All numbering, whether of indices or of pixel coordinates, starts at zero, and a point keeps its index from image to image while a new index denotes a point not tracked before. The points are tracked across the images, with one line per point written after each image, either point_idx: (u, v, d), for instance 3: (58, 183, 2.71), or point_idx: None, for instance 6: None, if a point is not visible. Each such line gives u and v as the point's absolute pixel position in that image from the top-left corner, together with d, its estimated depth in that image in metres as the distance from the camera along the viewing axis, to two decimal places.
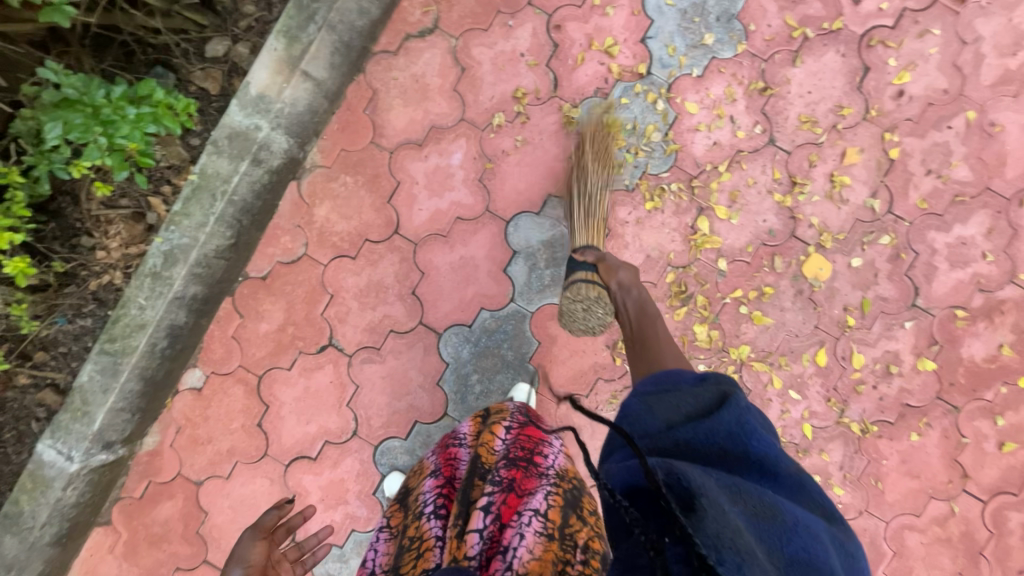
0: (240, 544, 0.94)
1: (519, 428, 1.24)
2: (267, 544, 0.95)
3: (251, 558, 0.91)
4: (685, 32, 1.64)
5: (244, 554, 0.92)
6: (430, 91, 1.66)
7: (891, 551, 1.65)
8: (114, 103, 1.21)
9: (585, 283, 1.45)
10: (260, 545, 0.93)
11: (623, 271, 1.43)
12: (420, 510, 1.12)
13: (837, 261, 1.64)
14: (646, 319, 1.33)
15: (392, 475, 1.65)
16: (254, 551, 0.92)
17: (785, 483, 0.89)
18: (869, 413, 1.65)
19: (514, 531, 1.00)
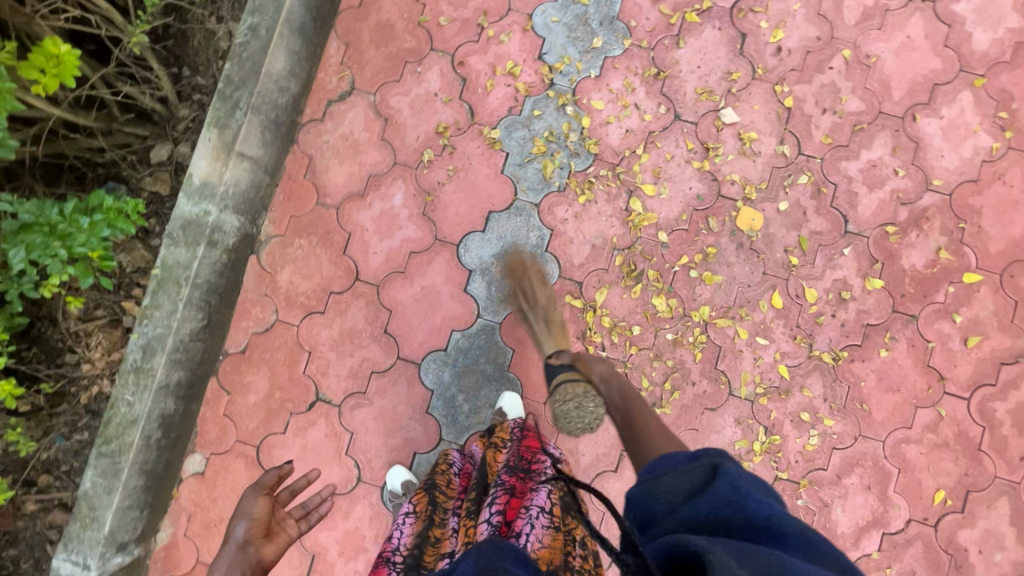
0: (245, 499, 1.11)
1: (519, 440, 1.35)
2: (268, 500, 1.11)
3: (254, 510, 1.08)
4: (575, 41, 1.81)
5: (249, 509, 1.08)
6: (361, 145, 1.80)
7: (895, 468, 1.69)
8: (68, 218, 1.31)
9: (568, 382, 1.47)
10: (263, 501, 1.09)
11: (615, 379, 1.44)
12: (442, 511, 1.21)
13: (765, 210, 1.75)
14: (632, 402, 1.37)
15: (395, 469, 1.68)
16: (256, 506, 1.08)
17: (798, 547, 0.81)
18: (835, 341, 1.73)
19: (523, 522, 1.09)
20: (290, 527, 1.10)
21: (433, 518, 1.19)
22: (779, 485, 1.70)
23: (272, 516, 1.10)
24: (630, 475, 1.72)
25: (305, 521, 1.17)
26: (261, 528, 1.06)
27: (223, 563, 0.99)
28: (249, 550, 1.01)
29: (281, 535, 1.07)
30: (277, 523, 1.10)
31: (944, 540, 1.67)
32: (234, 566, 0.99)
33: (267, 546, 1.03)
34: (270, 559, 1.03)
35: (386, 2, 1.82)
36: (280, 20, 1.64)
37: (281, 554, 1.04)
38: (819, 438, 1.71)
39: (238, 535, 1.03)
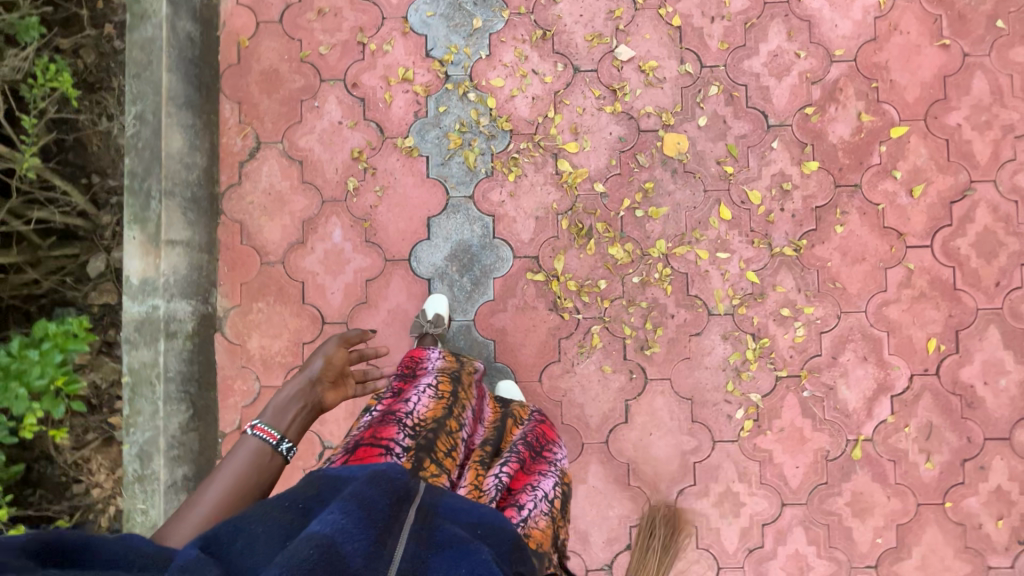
0: (328, 342, 1.36)
1: (537, 422, 1.37)
2: (344, 352, 1.36)
3: (332, 356, 1.33)
4: (456, 29, 1.80)
5: (327, 352, 1.34)
6: (285, 194, 1.79)
7: (884, 332, 1.73)
8: (18, 354, 1.31)
9: None
10: (339, 351, 1.34)
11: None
12: (460, 421, 1.23)
13: (688, 131, 1.77)
14: None
15: (439, 294, 1.74)
16: (335, 351, 1.34)
17: None
18: (792, 232, 1.75)
19: (527, 498, 1.14)
20: (350, 385, 1.35)
21: (451, 417, 1.21)
22: (782, 384, 1.74)
23: (343, 368, 1.35)
24: (641, 421, 1.74)
25: (361, 386, 1.38)
26: (331, 375, 1.31)
27: (294, 387, 1.23)
28: (317, 389, 1.27)
29: (343, 386, 1.33)
30: (343, 377, 1.35)
31: (949, 383, 1.72)
32: (300, 395, 1.23)
33: (331, 389, 1.30)
34: (329, 400, 1.30)
35: (263, 48, 1.80)
36: (163, 100, 1.63)
37: (336, 404, 1.31)
38: (806, 328, 1.74)
39: (314, 372, 1.29)
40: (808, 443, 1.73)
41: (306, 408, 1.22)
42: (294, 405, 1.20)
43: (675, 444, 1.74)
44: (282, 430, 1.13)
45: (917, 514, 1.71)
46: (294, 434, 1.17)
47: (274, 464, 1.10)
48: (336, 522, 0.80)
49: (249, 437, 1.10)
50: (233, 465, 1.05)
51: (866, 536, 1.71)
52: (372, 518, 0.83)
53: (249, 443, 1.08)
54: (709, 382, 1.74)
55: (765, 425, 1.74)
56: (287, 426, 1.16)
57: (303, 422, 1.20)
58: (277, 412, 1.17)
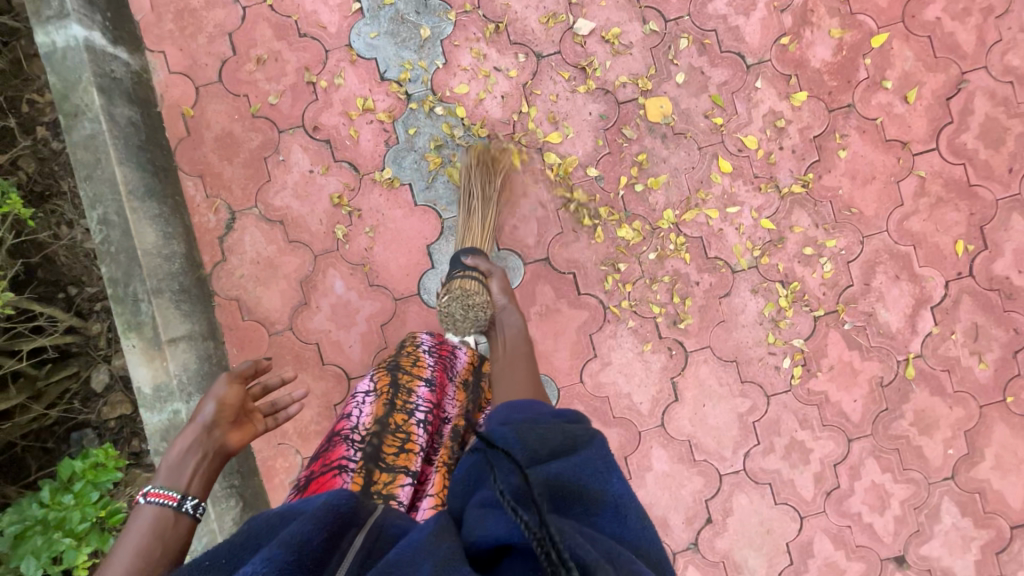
0: (216, 380, 1.08)
1: None
2: (240, 386, 1.08)
3: (226, 395, 1.05)
4: (405, 44, 1.70)
5: (218, 391, 1.05)
6: (275, 258, 1.70)
7: (910, 246, 1.70)
8: (52, 503, 1.24)
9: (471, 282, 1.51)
10: (233, 387, 1.07)
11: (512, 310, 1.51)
12: (408, 410, 1.15)
13: (668, 91, 1.70)
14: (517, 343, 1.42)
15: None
16: (227, 390, 1.06)
17: None
18: (797, 168, 1.70)
19: None
20: (256, 421, 1.10)
21: (396, 412, 1.14)
22: (821, 323, 1.71)
23: (243, 404, 1.08)
24: (692, 395, 1.71)
25: (272, 419, 1.14)
26: (230, 415, 1.05)
27: (187, 438, 0.98)
28: (214, 436, 1.00)
29: (248, 427, 1.07)
30: (246, 414, 1.08)
31: (985, 281, 1.70)
32: (197, 445, 0.98)
33: (232, 433, 1.03)
34: (233, 445, 1.04)
35: (210, 113, 1.70)
36: (123, 196, 1.51)
37: (242, 448, 1.05)
38: (832, 262, 1.70)
39: (207, 419, 1.01)
40: (860, 374, 1.71)
41: (208, 460, 0.98)
42: (190, 459, 0.96)
43: (731, 409, 1.71)
44: (182, 488, 0.92)
45: (981, 416, 1.72)
46: (199, 489, 0.95)
47: (182, 528, 0.90)
48: (256, 574, 0.64)
49: (143, 507, 0.89)
50: (126, 544, 0.85)
51: (937, 450, 1.72)
52: (302, 560, 0.67)
53: (143, 513, 0.88)
54: (749, 340, 1.71)
55: (814, 368, 1.72)
56: (187, 484, 0.94)
57: (208, 474, 0.98)
58: (171, 471, 0.94)
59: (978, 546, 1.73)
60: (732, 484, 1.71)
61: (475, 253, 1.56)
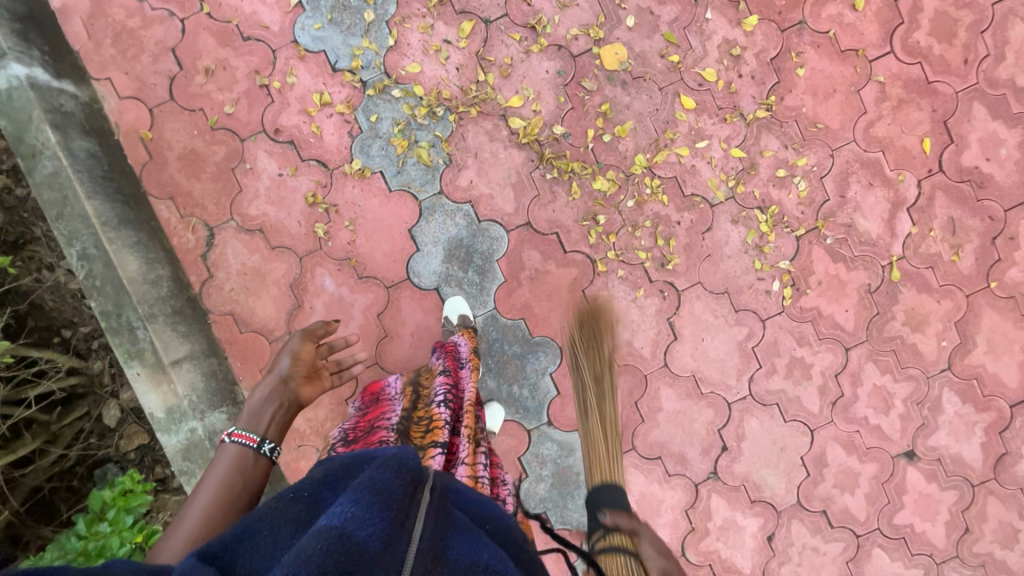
0: (293, 339, 1.27)
1: None
2: (312, 345, 1.27)
3: (299, 352, 1.24)
4: (350, 31, 1.69)
5: (294, 348, 1.24)
6: (262, 266, 1.70)
7: (878, 152, 1.74)
8: (89, 533, 1.28)
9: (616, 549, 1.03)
10: (306, 346, 1.26)
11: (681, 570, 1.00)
12: (430, 401, 1.19)
13: (620, 37, 1.71)
14: None
15: (454, 297, 1.69)
16: (302, 347, 1.25)
17: None
18: (758, 93, 1.73)
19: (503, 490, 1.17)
20: (325, 378, 1.27)
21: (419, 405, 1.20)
22: (804, 241, 1.75)
23: (314, 361, 1.26)
24: (691, 331, 1.75)
25: (337, 377, 1.31)
26: (302, 370, 1.22)
27: (266, 388, 1.15)
28: (289, 386, 1.17)
29: (316, 381, 1.24)
30: (316, 371, 1.26)
31: (955, 174, 1.75)
32: (274, 395, 1.15)
33: (304, 385, 1.20)
34: (305, 397, 1.20)
35: (169, 133, 1.68)
36: (98, 229, 1.51)
37: (311, 400, 1.21)
38: (806, 179, 1.74)
39: (283, 371, 1.20)
40: (848, 284, 1.76)
41: (282, 407, 1.14)
42: (269, 405, 1.12)
43: (730, 338, 1.76)
44: (260, 431, 1.06)
45: (969, 305, 1.78)
46: (276, 433, 1.10)
47: (261, 466, 1.04)
48: (346, 511, 0.66)
49: (228, 445, 1.04)
50: (213, 477, 0.98)
51: (931, 345, 1.78)
52: (386, 500, 0.70)
53: (229, 450, 1.03)
54: (737, 269, 1.75)
55: (804, 286, 1.76)
56: (266, 427, 1.09)
57: (283, 421, 1.13)
58: (253, 416, 1.10)
59: (982, 428, 1.81)
60: (742, 410, 1.77)
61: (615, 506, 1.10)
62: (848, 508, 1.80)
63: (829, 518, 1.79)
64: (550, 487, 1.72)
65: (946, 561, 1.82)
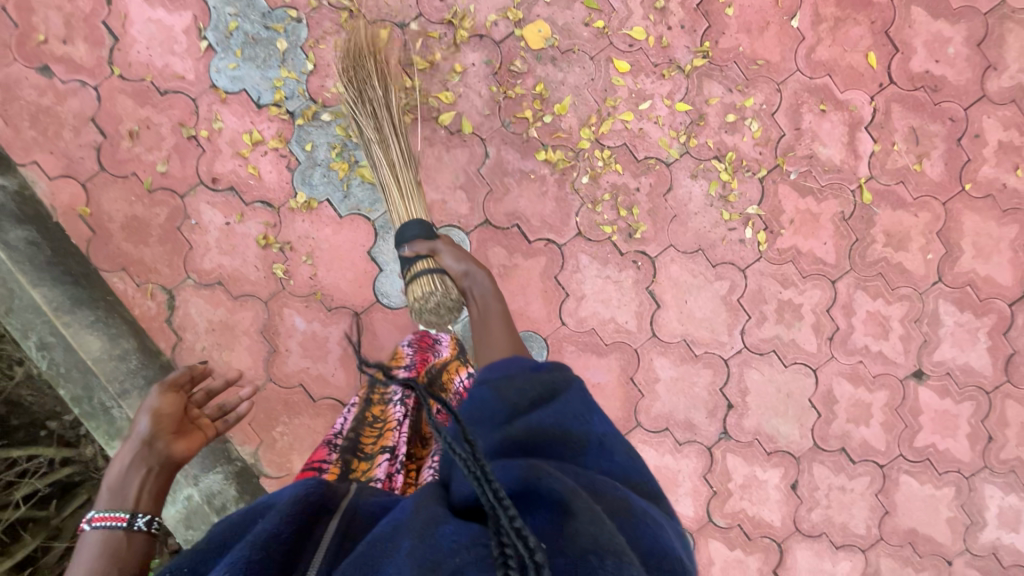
0: (150, 395, 1.06)
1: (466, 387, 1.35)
2: (177, 395, 1.08)
3: (160, 407, 1.03)
4: (266, 64, 1.64)
5: (154, 404, 1.04)
6: (228, 318, 1.66)
7: (825, 76, 1.71)
8: None
9: (423, 271, 1.40)
10: (169, 398, 1.06)
11: (478, 274, 1.38)
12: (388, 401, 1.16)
13: (541, 14, 1.67)
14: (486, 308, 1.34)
15: None
16: (164, 401, 1.05)
17: None
18: (692, 42, 1.69)
19: None
20: (203, 426, 1.09)
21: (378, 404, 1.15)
22: (768, 182, 1.70)
23: (184, 413, 1.07)
24: (672, 295, 1.71)
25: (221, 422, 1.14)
26: (169, 426, 1.02)
27: (127, 455, 0.95)
28: (156, 447, 0.98)
29: (192, 433, 1.05)
30: (189, 423, 1.07)
31: (908, 83, 1.72)
32: (138, 462, 0.96)
33: (176, 441, 1.02)
34: (181, 453, 1.01)
35: (108, 205, 1.64)
36: (51, 316, 1.47)
37: (189, 456, 1.03)
38: (757, 119, 1.70)
39: (144, 433, 0.99)
40: (821, 216, 1.72)
41: (154, 472, 0.96)
42: (135, 475, 0.95)
43: (713, 295, 1.71)
44: (130, 506, 0.90)
45: (947, 212, 1.74)
46: (150, 505, 0.94)
47: (140, 543, 0.89)
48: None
49: (90, 533, 0.87)
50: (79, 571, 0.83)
51: (917, 260, 1.73)
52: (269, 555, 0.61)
53: (89, 540, 0.85)
54: (706, 224, 1.70)
55: (777, 228, 1.71)
56: (134, 502, 0.92)
57: (156, 488, 0.96)
58: (115, 492, 0.92)
59: (985, 333, 1.76)
60: (740, 364, 1.73)
61: (413, 239, 1.43)
62: (867, 441, 1.76)
63: (850, 454, 1.75)
64: None
65: (976, 473, 1.78)
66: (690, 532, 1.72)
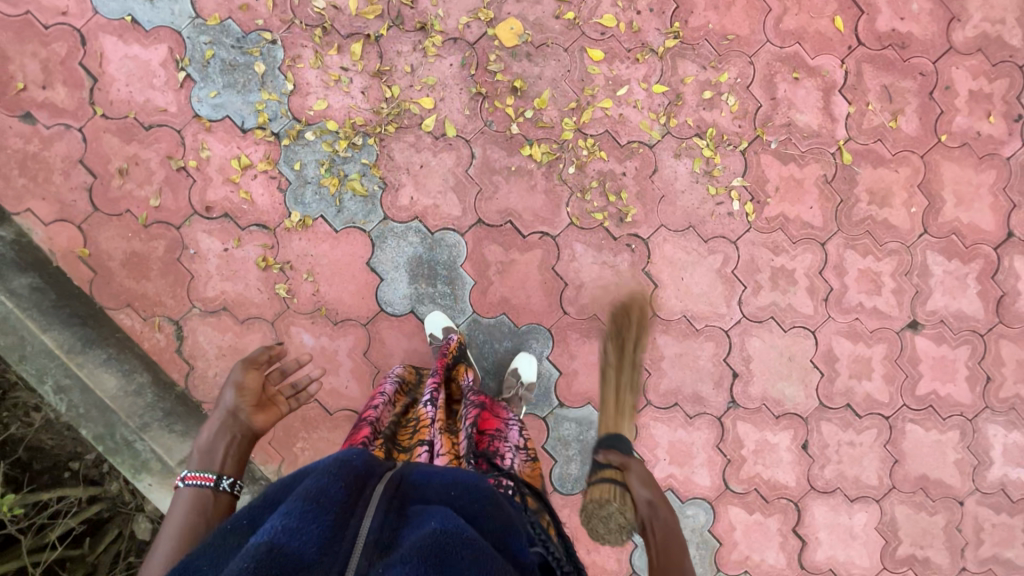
0: (234, 369, 1.10)
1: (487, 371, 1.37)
2: (259, 372, 1.11)
3: (245, 380, 1.07)
4: (246, 88, 1.66)
5: (239, 378, 1.08)
6: (237, 342, 1.68)
7: (795, 44, 1.74)
8: None
9: (605, 482, 1.20)
10: (253, 373, 1.10)
11: (663, 506, 1.17)
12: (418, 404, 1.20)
13: (512, 11, 1.69)
14: (673, 556, 1.09)
15: (432, 313, 1.68)
16: (247, 376, 1.08)
17: None
18: (662, 25, 1.72)
19: (507, 449, 1.11)
20: (282, 402, 1.12)
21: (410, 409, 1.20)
22: (750, 153, 1.74)
23: (265, 388, 1.10)
24: (669, 273, 1.74)
25: (297, 399, 1.16)
26: (252, 399, 1.07)
27: (214, 424, 1.01)
28: (239, 418, 1.03)
29: (272, 407, 1.09)
30: (270, 397, 1.11)
31: (876, 42, 1.76)
32: (224, 429, 1.01)
33: (258, 413, 1.05)
34: (261, 425, 1.05)
35: (105, 244, 1.65)
36: (64, 358, 1.51)
37: (268, 429, 1.06)
38: (733, 93, 1.73)
39: (230, 403, 1.04)
40: (805, 181, 1.75)
41: (237, 441, 1.01)
42: (221, 441, 0.99)
43: (708, 269, 1.75)
44: (218, 468, 0.95)
45: (926, 165, 1.78)
46: (234, 469, 0.98)
47: (224, 505, 0.94)
48: (278, 527, 0.65)
49: (184, 490, 0.92)
50: (174, 522, 0.88)
51: (902, 215, 1.78)
52: (324, 504, 0.68)
53: (183, 496, 0.91)
54: (694, 200, 1.74)
55: (763, 197, 1.75)
56: (221, 465, 0.97)
57: (240, 455, 1.00)
58: (204, 453, 0.98)
59: (974, 278, 1.81)
60: (741, 334, 1.77)
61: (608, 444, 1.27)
62: (870, 394, 1.81)
63: (855, 409, 1.80)
64: (581, 464, 1.73)
65: (978, 415, 1.84)
66: (710, 501, 1.77)
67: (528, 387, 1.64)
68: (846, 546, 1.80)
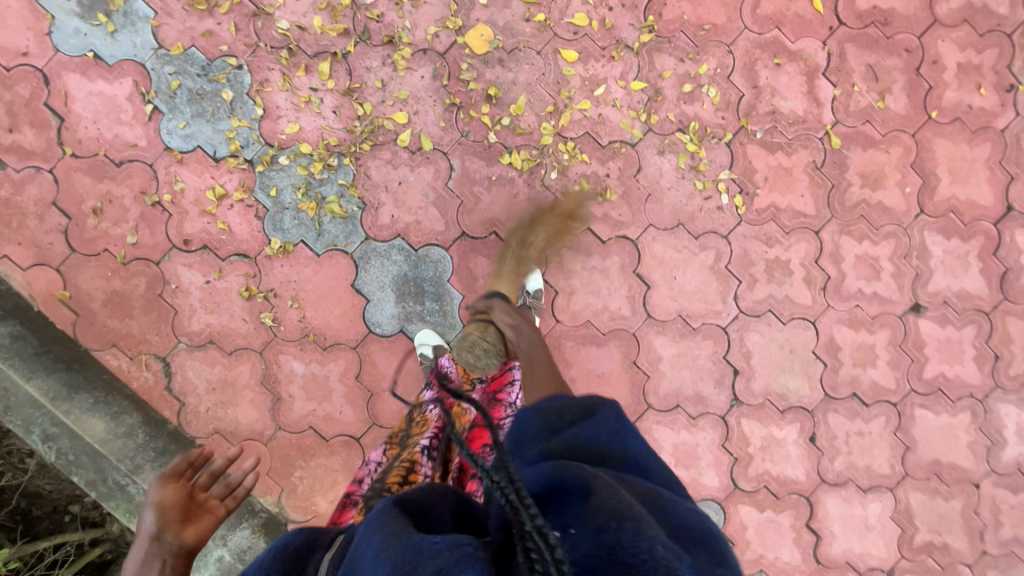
0: (150, 488, 1.04)
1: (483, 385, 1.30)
2: (178, 484, 1.06)
3: (163, 498, 1.02)
4: (215, 117, 1.63)
5: (156, 497, 1.02)
6: (226, 375, 1.65)
7: (774, 29, 1.70)
8: None
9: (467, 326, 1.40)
10: (170, 488, 1.04)
11: (528, 332, 1.34)
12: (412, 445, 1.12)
13: (480, 17, 1.65)
14: (535, 360, 1.26)
15: (422, 331, 1.65)
16: (165, 492, 1.03)
17: None
18: (635, 19, 1.67)
19: None
20: (213, 507, 1.06)
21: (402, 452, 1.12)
22: (736, 145, 1.69)
23: (189, 498, 1.05)
24: (661, 273, 1.70)
25: (230, 497, 1.11)
26: (175, 516, 1.00)
27: (137, 555, 0.94)
28: (165, 540, 0.96)
29: (201, 518, 1.03)
30: (198, 505, 1.05)
31: (857, 21, 1.71)
32: (150, 556, 0.95)
33: (186, 529, 0.99)
34: (193, 540, 0.99)
35: (86, 285, 1.63)
36: (49, 406, 1.46)
37: (202, 542, 1.01)
38: (713, 85, 1.68)
39: (149, 527, 0.98)
40: (794, 169, 1.71)
41: (168, 565, 0.95)
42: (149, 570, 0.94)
43: (700, 266, 1.71)
44: None
45: (918, 143, 1.73)
46: None
47: None
48: None
49: None
50: None
51: (897, 196, 1.73)
52: None
53: None
54: (681, 197, 1.69)
55: (752, 188, 1.70)
56: None
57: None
58: None
59: (975, 256, 1.76)
60: (739, 330, 1.73)
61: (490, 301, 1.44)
62: (876, 382, 1.76)
63: (862, 398, 1.76)
64: None
65: (989, 395, 1.79)
66: (720, 501, 1.73)
67: (536, 295, 1.64)
68: (862, 538, 1.76)
